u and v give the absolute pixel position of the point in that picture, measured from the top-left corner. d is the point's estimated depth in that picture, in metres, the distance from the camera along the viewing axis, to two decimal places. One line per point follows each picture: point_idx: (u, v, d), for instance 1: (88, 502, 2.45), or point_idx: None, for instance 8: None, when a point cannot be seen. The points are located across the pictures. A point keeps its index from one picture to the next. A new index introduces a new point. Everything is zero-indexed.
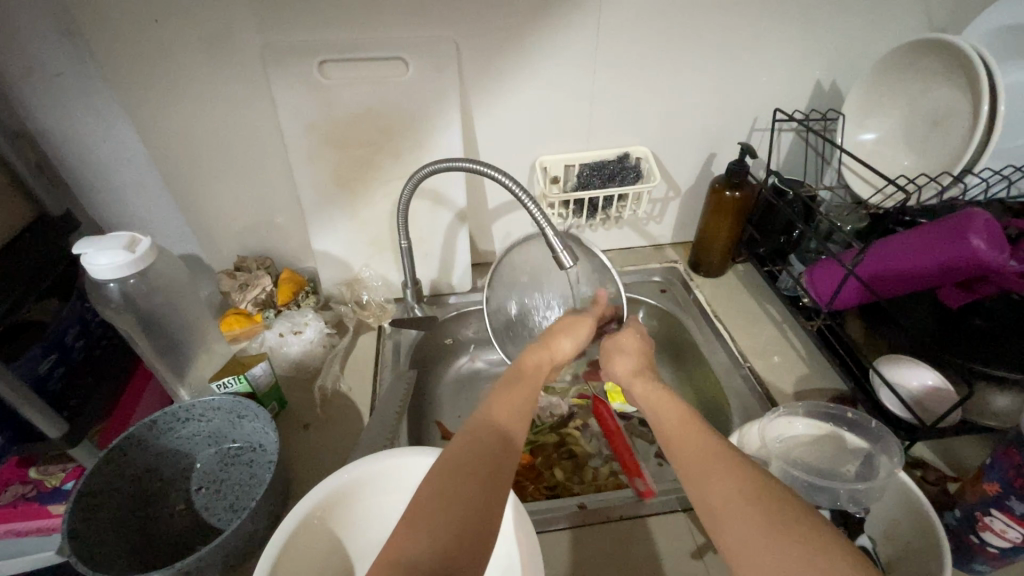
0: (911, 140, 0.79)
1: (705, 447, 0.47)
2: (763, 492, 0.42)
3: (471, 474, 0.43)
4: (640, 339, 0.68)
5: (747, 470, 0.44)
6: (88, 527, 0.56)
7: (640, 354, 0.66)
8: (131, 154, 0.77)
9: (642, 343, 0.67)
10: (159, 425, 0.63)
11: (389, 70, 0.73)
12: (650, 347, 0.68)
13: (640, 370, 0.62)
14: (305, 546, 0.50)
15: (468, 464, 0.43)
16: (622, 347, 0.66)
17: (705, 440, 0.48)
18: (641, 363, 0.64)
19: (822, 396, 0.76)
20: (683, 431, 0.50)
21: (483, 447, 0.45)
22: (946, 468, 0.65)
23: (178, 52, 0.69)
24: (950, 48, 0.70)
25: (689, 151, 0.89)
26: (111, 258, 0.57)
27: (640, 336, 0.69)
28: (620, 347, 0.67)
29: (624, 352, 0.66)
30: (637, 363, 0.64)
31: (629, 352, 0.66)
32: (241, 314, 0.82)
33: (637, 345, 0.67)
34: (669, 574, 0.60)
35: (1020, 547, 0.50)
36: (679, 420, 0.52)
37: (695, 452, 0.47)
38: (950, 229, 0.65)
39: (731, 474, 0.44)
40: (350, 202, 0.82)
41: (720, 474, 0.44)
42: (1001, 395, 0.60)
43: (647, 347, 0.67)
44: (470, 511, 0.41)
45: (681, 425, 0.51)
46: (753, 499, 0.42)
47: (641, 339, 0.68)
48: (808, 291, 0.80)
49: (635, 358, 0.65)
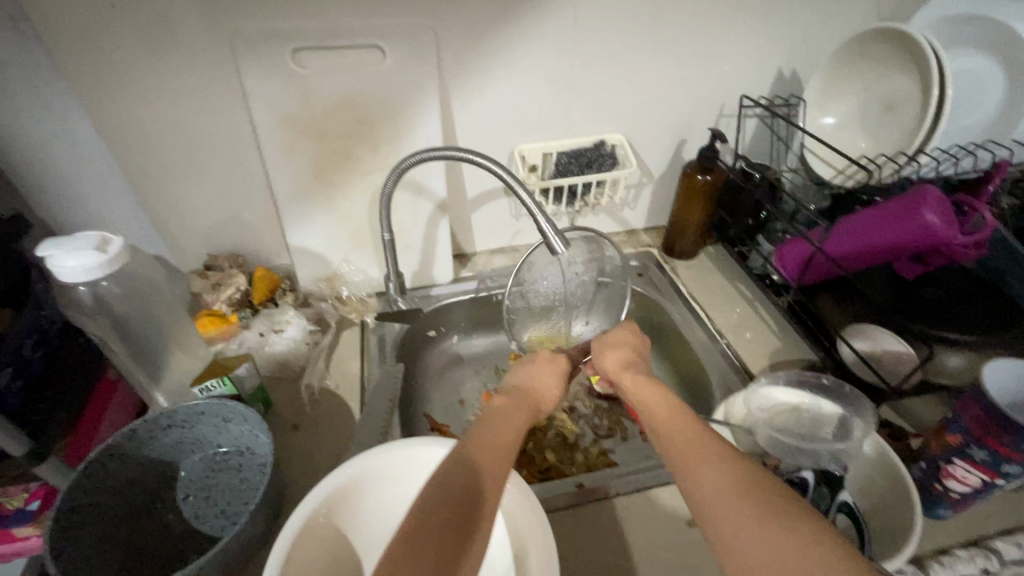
0: (868, 123, 0.84)
1: (698, 440, 0.49)
2: (747, 482, 0.44)
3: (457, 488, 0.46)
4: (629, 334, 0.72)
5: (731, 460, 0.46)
6: (71, 546, 0.53)
7: (631, 349, 0.69)
8: (88, 149, 0.72)
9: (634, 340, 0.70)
10: (139, 434, 0.60)
11: (367, 59, 0.71)
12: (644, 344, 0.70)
13: (631, 366, 0.65)
14: (314, 543, 0.49)
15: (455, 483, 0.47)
16: (612, 345, 0.69)
17: (695, 434, 0.50)
18: (631, 359, 0.66)
19: (794, 367, 0.81)
20: (676, 426, 0.52)
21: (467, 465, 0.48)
22: (909, 427, 0.71)
23: (139, 40, 0.65)
24: (901, 36, 0.76)
25: (661, 138, 0.92)
26: (78, 259, 0.53)
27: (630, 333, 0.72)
28: (611, 344, 0.70)
29: (616, 348, 0.69)
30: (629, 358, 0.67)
31: (618, 348, 0.69)
32: (215, 315, 0.78)
33: (629, 343, 0.70)
34: (666, 543, 0.63)
35: (979, 490, 0.56)
36: (670, 417, 0.53)
37: (686, 448, 0.49)
38: (906, 208, 0.70)
39: (721, 469, 0.46)
40: (327, 196, 0.80)
41: (710, 467, 0.46)
42: (953, 355, 0.66)
43: (642, 346, 0.70)
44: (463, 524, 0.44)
45: (675, 420, 0.53)
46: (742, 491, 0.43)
47: (632, 336, 0.71)
48: (776, 267, 0.85)
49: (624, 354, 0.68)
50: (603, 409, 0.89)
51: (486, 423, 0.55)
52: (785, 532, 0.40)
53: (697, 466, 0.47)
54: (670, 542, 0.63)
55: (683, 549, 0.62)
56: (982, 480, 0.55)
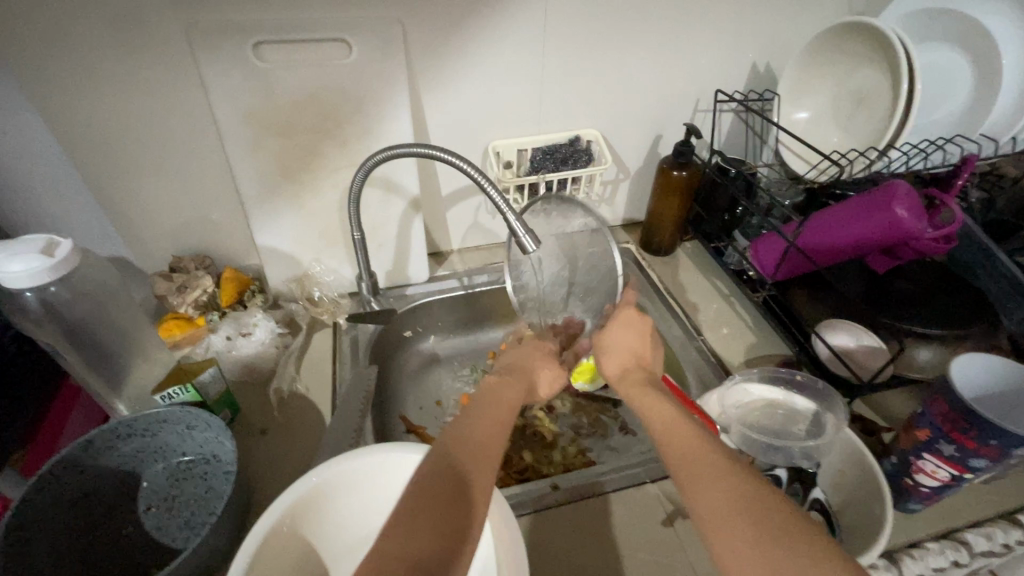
0: (840, 118, 0.84)
1: (697, 449, 0.48)
2: (747, 494, 0.43)
3: (447, 490, 0.45)
4: (633, 334, 0.69)
5: (732, 470, 0.45)
6: (19, 562, 0.51)
7: (630, 353, 0.68)
8: (40, 148, 0.69)
9: (636, 341, 0.68)
10: (96, 444, 0.58)
11: (332, 52, 0.69)
12: (647, 343, 0.69)
13: (626, 374, 0.65)
14: (275, 557, 0.47)
15: (447, 485, 0.45)
16: (611, 346, 0.69)
17: (695, 443, 0.49)
18: (629, 364, 0.66)
19: (770, 362, 0.81)
20: (675, 436, 0.51)
21: (462, 467, 0.47)
22: (880, 420, 0.71)
23: (89, 33, 0.62)
24: (869, 30, 0.76)
25: (637, 134, 0.91)
26: (25, 263, 0.52)
27: (632, 328, 0.69)
28: (611, 344, 0.69)
29: (615, 352, 0.68)
30: (627, 362, 0.67)
31: (616, 351, 0.68)
32: (181, 318, 0.78)
33: (629, 342, 0.69)
34: (641, 545, 0.62)
35: (947, 484, 0.56)
36: (669, 426, 0.52)
37: (684, 457, 0.48)
38: (876, 202, 0.70)
39: (721, 482, 0.44)
40: (296, 194, 0.78)
41: (707, 478, 0.45)
42: (924, 349, 0.67)
43: (645, 345, 0.68)
44: (448, 528, 0.43)
45: (675, 427, 0.52)
46: (740, 506, 0.42)
47: (635, 335, 0.69)
48: (752, 262, 0.85)
49: (622, 358, 0.67)
50: (581, 407, 0.88)
51: (478, 422, 0.54)
52: (783, 552, 0.39)
53: (696, 474, 0.46)
54: (645, 542, 0.62)
55: (658, 549, 0.61)
56: (951, 474, 0.55)
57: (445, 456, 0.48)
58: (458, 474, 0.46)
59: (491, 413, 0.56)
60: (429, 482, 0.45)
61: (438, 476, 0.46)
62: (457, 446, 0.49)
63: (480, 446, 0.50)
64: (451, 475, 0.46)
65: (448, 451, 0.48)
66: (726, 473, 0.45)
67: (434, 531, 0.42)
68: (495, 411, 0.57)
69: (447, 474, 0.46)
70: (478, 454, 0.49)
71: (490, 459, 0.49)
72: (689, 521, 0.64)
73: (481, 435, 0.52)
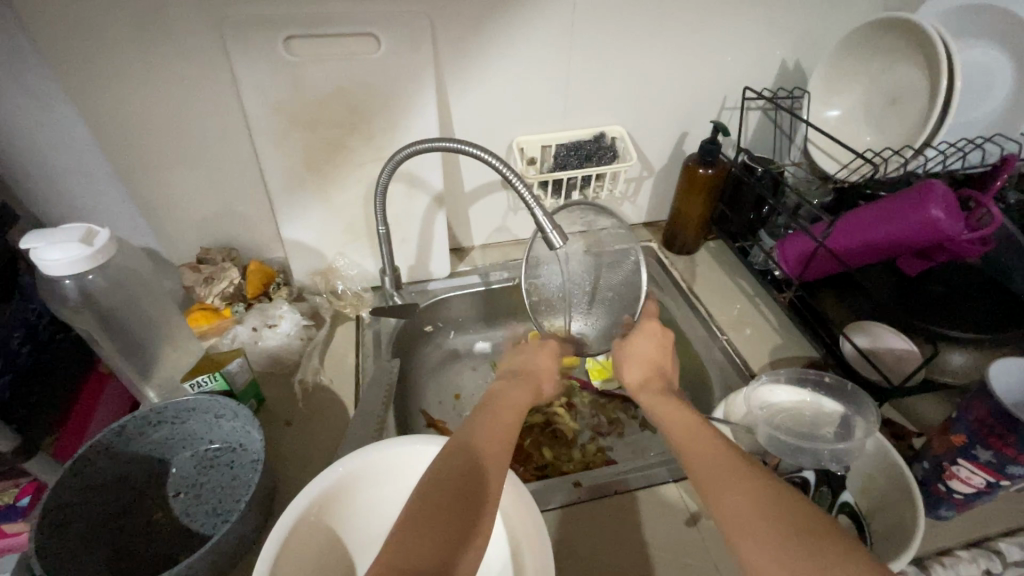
0: (873, 116, 0.83)
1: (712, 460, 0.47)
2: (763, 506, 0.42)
3: (458, 489, 0.45)
4: (652, 343, 0.67)
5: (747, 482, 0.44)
6: (55, 543, 0.52)
7: (652, 363, 0.65)
8: (76, 139, 0.70)
9: (657, 351, 0.67)
10: (128, 430, 0.59)
11: (361, 47, 0.69)
12: (666, 353, 0.67)
13: (646, 383, 0.63)
14: (303, 546, 0.48)
15: (456, 486, 0.45)
16: (632, 355, 0.67)
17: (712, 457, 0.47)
18: (650, 373, 0.64)
19: (795, 364, 0.80)
20: (691, 446, 0.50)
21: (473, 467, 0.47)
22: (911, 425, 0.70)
23: (126, 26, 0.63)
24: (909, 26, 0.74)
25: (661, 131, 0.90)
26: (64, 252, 0.53)
27: (652, 338, 0.68)
28: (631, 353, 0.67)
29: (636, 361, 0.66)
30: (646, 370, 0.65)
31: (635, 361, 0.66)
32: (207, 309, 0.79)
33: (650, 353, 0.67)
34: (665, 546, 0.61)
35: (982, 491, 0.55)
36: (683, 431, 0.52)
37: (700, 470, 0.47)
38: (911, 201, 0.68)
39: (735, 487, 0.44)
40: (321, 188, 0.78)
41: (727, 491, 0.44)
42: (958, 353, 0.65)
43: (664, 356, 0.67)
44: (455, 534, 0.43)
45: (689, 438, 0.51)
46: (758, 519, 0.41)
47: (657, 346, 0.67)
48: (778, 262, 0.83)
49: (644, 367, 0.65)
50: (601, 405, 0.88)
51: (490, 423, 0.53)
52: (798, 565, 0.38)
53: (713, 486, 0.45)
54: (667, 542, 0.62)
55: (681, 549, 0.61)
56: (986, 481, 0.54)
57: (453, 456, 0.48)
58: (467, 475, 0.46)
59: (505, 415, 0.55)
60: (437, 484, 0.46)
61: (446, 479, 0.46)
62: (467, 446, 0.49)
63: (490, 445, 0.50)
64: (460, 475, 0.46)
65: (462, 450, 0.48)
66: (738, 475, 0.45)
67: (442, 535, 0.42)
68: (501, 412, 0.56)
69: (456, 476, 0.46)
70: (488, 457, 0.48)
71: (502, 460, 0.49)
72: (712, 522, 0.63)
73: (491, 437, 0.51)
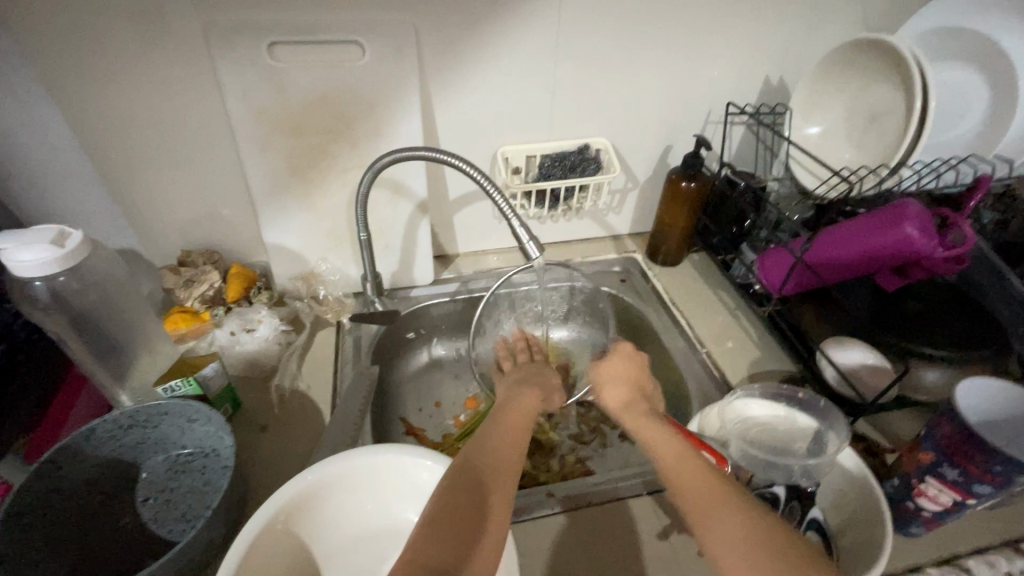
0: (852, 134, 0.84)
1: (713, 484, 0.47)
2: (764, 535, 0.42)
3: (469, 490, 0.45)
4: (629, 364, 0.68)
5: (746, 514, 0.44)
6: (16, 548, 0.51)
7: (630, 383, 0.66)
8: (56, 140, 0.70)
9: (631, 370, 0.68)
10: (98, 434, 0.58)
11: (345, 54, 0.70)
12: (643, 373, 0.68)
13: (630, 404, 0.62)
14: (267, 555, 0.47)
15: (465, 496, 0.44)
16: (609, 376, 0.67)
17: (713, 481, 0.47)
18: (632, 395, 0.64)
19: (772, 378, 0.80)
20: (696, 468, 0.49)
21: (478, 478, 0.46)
22: (885, 441, 0.71)
23: (108, 28, 0.63)
24: (886, 47, 0.75)
25: (646, 144, 0.91)
26: (36, 254, 0.53)
27: (628, 358, 0.69)
28: (609, 375, 0.67)
29: (615, 381, 0.66)
30: (628, 391, 0.64)
31: (616, 381, 0.66)
32: (187, 311, 0.77)
33: (627, 374, 0.67)
34: (637, 559, 0.61)
35: (950, 509, 0.55)
36: (676, 446, 0.51)
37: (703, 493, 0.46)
38: (887, 218, 0.69)
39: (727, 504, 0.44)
40: (303, 192, 0.78)
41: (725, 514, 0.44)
42: (930, 370, 0.66)
43: (642, 376, 0.67)
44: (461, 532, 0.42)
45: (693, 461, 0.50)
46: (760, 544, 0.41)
47: (632, 366, 0.68)
48: (758, 277, 0.83)
49: (623, 388, 0.65)
50: (581, 415, 0.87)
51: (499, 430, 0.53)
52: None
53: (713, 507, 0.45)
54: (639, 556, 0.61)
55: (652, 563, 0.61)
56: (954, 499, 0.54)
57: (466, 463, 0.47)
58: (474, 486, 0.45)
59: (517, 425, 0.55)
60: (443, 495, 0.45)
61: (456, 484, 0.45)
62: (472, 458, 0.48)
63: (493, 455, 0.49)
64: (467, 485, 0.45)
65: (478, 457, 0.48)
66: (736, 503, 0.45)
67: (452, 541, 0.41)
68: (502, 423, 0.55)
69: (464, 486, 0.45)
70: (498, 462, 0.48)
71: (508, 468, 0.49)
72: (685, 535, 0.63)
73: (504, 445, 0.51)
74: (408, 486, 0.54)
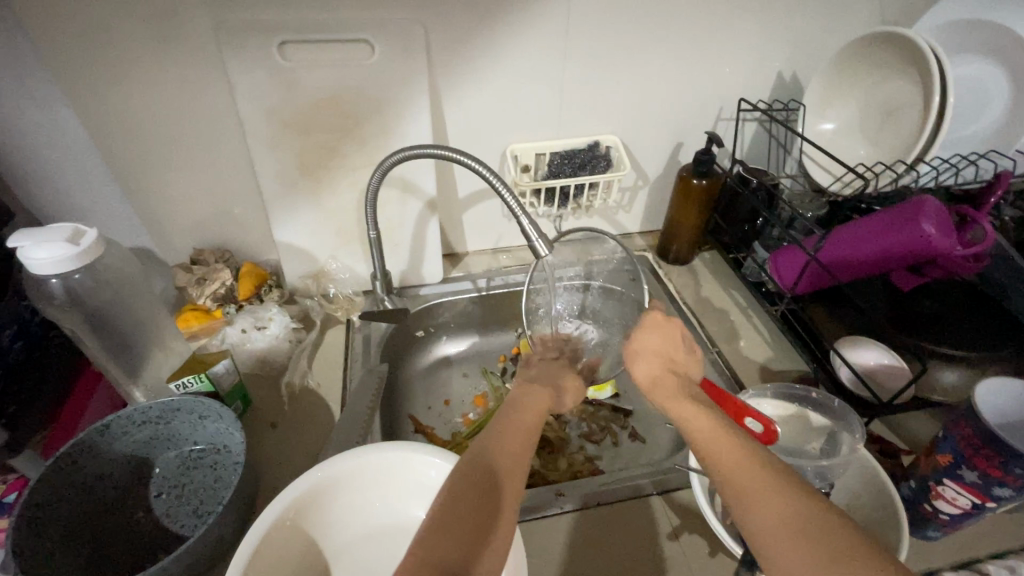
0: (868, 130, 0.82)
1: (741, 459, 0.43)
2: (798, 513, 0.39)
3: (477, 486, 0.44)
4: (662, 336, 0.58)
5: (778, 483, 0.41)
6: (34, 541, 0.52)
7: (662, 358, 0.56)
8: (72, 140, 0.71)
9: (665, 342, 0.58)
10: (111, 429, 0.59)
11: (354, 53, 0.70)
12: (678, 344, 0.58)
13: (659, 381, 0.53)
14: (277, 550, 0.48)
15: (474, 493, 0.44)
16: (641, 351, 0.57)
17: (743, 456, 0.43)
18: (661, 371, 0.54)
19: (785, 378, 0.79)
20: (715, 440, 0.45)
21: (488, 472, 0.45)
22: (901, 443, 0.69)
23: (122, 29, 0.64)
24: (902, 41, 0.74)
25: (657, 140, 0.90)
26: (50, 252, 0.54)
27: (659, 329, 0.59)
28: (640, 349, 0.57)
29: (648, 357, 0.56)
30: (659, 368, 0.55)
31: (643, 357, 0.56)
32: (200, 310, 0.78)
33: (660, 347, 0.57)
34: (647, 560, 0.61)
35: (969, 512, 0.54)
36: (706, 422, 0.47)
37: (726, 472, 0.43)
38: (903, 216, 0.68)
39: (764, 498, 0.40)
40: (313, 191, 0.79)
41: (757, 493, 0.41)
42: (948, 370, 0.65)
43: (675, 348, 0.57)
44: (473, 530, 0.42)
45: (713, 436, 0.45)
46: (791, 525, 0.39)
47: (666, 339, 0.58)
48: (771, 275, 0.82)
49: (654, 363, 0.55)
50: (590, 414, 0.87)
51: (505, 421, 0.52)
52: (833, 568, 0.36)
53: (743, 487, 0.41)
54: (650, 556, 0.61)
55: (662, 563, 0.60)
56: (972, 502, 0.53)
57: (471, 459, 0.46)
58: (484, 479, 0.45)
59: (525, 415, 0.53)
60: (455, 488, 0.44)
61: (463, 481, 0.44)
62: (481, 450, 0.47)
63: (504, 445, 0.48)
64: (476, 480, 0.44)
65: (481, 451, 0.47)
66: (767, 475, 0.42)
67: (462, 537, 0.41)
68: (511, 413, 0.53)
69: (473, 479, 0.45)
70: (504, 454, 0.47)
71: (516, 457, 0.47)
72: (695, 536, 0.62)
73: (507, 436, 0.49)
74: (417, 483, 0.54)
